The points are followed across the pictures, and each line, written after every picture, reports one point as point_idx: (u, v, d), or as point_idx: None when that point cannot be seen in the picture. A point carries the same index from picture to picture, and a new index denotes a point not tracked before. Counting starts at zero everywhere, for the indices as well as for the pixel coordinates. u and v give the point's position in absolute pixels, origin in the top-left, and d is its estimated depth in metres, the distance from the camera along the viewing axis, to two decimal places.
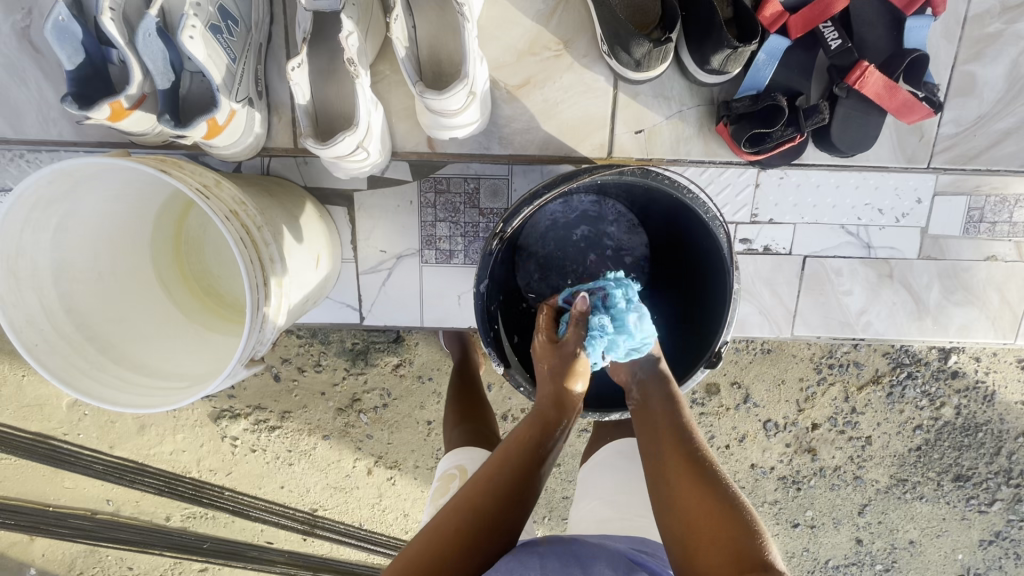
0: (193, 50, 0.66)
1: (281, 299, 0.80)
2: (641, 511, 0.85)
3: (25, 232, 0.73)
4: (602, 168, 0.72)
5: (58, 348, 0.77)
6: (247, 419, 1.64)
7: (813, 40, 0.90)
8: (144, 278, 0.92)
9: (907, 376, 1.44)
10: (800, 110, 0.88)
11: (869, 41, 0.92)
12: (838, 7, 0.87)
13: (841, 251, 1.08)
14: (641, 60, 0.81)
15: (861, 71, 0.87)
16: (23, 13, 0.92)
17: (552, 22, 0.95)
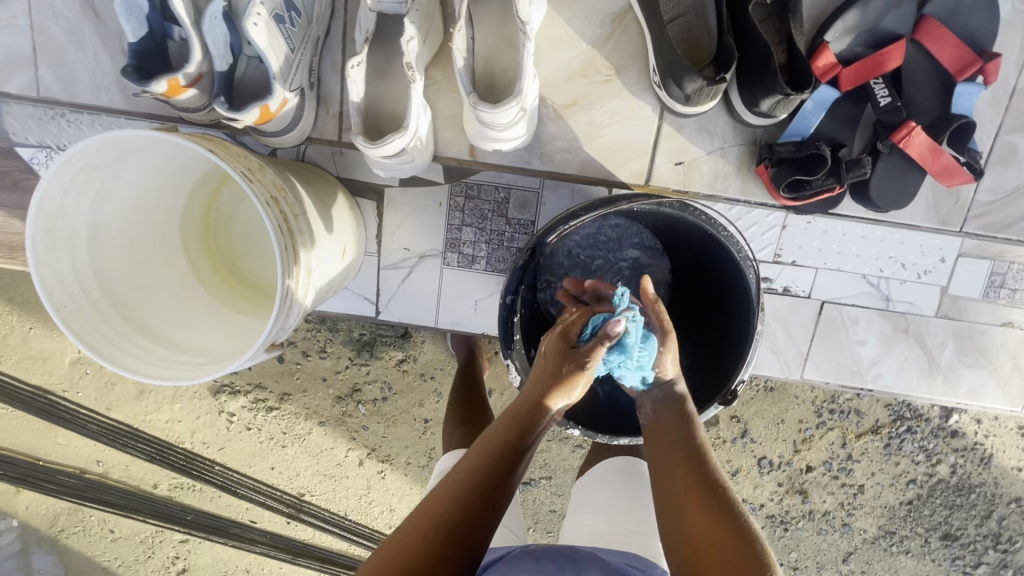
0: (255, 36, 0.67)
1: (310, 283, 0.81)
2: (635, 527, 0.85)
3: (66, 194, 0.74)
4: (641, 197, 0.73)
5: (84, 311, 0.77)
6: (246, 397, 1.68)
7: (862, 95, 0.91)
8: (168, 250, 0.93)
9: (907, 430, 1.44)
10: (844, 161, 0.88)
11: (917, 101, 0.93)
12: (891, 65, 0.88)
13: (860, 300, 1.09)
14: (692, 95, 0.81)
15: (907, 130, 0.88)
16: None
17: (607, 47, 0.96)
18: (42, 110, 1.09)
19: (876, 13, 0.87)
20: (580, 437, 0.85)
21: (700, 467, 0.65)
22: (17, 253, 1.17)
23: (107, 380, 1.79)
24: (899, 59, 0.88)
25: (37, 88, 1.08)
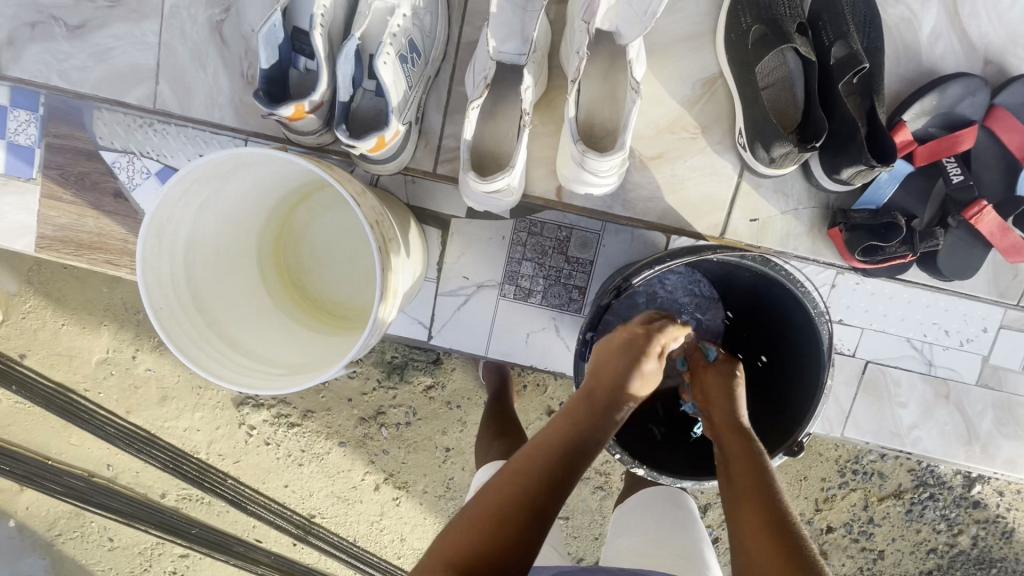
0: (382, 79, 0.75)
1: (394, 303, 0.85)
2: (682, 543, 0.84)
3: (179, 202, 0.77)
4: (725, 249, 0.77)
5: (177, 314, 0.80)
6: (270, 411, 1.69)
7: (934, 170, 0.96)
8: (245, 262, 0.96)
9: (929, 497, 1.44)
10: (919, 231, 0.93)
11: (984, 181, 0.97)
12: (965, 146, 0.92)
13: (903, 362, 1.11)
14: (777, 159, 0.86)
15: (979, 208, 0.92)
16: (221, 10, 1.12)
17: (695, 108, 0.99)
18: (134, 118, 1.15)
19: (952, 98, 0.91)
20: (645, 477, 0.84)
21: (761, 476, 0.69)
22: (85, 250, 1.20)
23: (132, 382, 1.81)
24: (972, 140, 0.92)
25: (151, 101, 1.15)
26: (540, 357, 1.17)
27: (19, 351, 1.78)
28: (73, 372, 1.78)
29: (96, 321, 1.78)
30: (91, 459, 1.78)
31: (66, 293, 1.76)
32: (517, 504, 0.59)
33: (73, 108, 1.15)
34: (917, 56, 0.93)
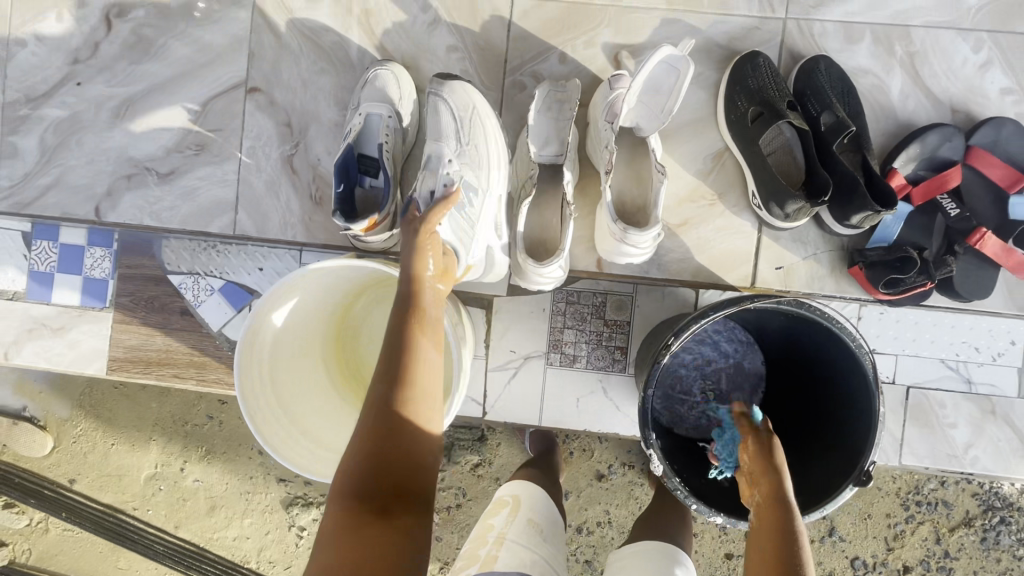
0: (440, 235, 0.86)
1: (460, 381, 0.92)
2: None
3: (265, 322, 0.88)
4: (762, 297, 0.84)
5: (262, 411, 0.89)
6: (318, 508, 1.79)
7: (931, 207, 1.05)
8: (315, 364, 1.04)
9: (1001, 521, 1.49)
10: (932, 260, 1.00)
11: (979, 210, 1.05)
12: (953, 183, 1.02)
13: (943, 383, 1.15)
14: (791, 213, 0.96)
15: (980, 235, 1.01)
16: (292, 146, 1.19)
17: (710, 177, 1.09)
18: (199, 242, 1.26)
19: (933, 145, 1.02)
20: (722, 524, 0.85)
21: (781, 551, 0.69)
22: (153, 367, 1.28)
23: (179, 496, 1.84)
24: (958, 177, 1.01)
25: (210, 227, 1.25)
26: (592, 421, 1.20)
27: (69, 478, 1.86)
28: (122, 492, 1.85)
29: (144, 438, 1.85)
30: None
31: (117, 413, 1.85)
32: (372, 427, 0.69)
33: (144, 240, 1.27)
34: (896, 110, 1.05)
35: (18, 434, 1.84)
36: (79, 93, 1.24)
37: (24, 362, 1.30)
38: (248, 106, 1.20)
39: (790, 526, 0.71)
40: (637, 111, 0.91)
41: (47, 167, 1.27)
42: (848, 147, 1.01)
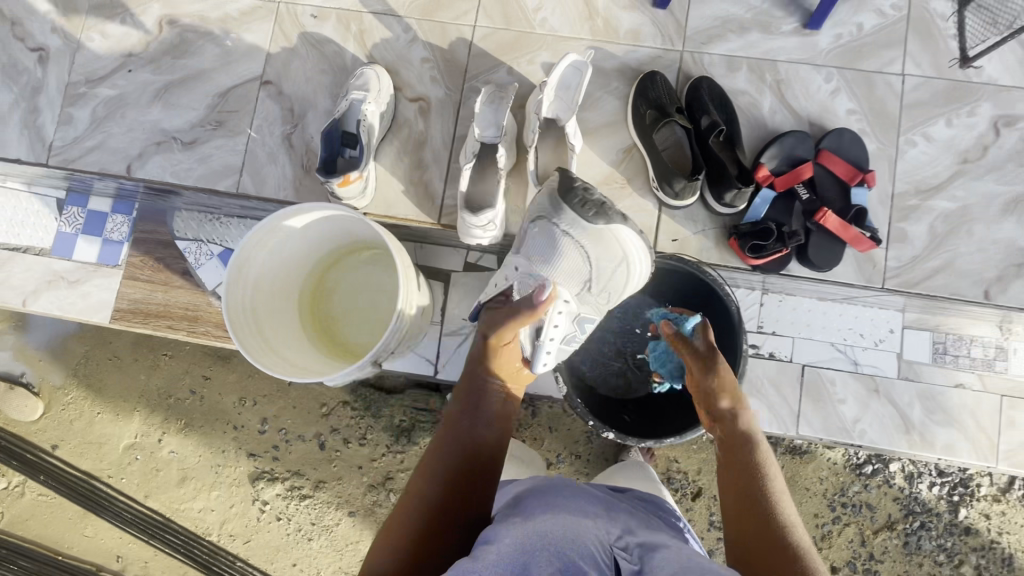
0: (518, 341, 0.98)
1: (414, 302, 1.13)
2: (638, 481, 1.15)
3: (254, 266, 1.08)
4: (648, 258, 1.06)
5: (240, 329, 1.05)
6: (282, 484, 1.89)
7: (788, 194, 1.10)
8: (291, 315, 1.23)
9: (921, 526, 1.73)
10: (784, 231, 1.05)
11: (823, 194, 1.09)
12: (806, 174, 1.06)
13: (833, 363, 1.33)
14: (679, 192, 1.07)
15: (821, 212, 1.04)
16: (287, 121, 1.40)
17: (622, 165, 1.15)
18: (208, 214, 1.49)
19: (791, 142, 1.09)
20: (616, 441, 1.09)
21: (755, 498, 0.84)
22: (151, 318, 1.47)
23: (153, 467, 1.95)
24: (809, 169, 1.06)
25: (217, 200, 1.48)
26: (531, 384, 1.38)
27: (52, 444, 1.98)
28: (101, 460, 1.96)
29: (129, 409, 1.98)
30: (103, 551, 1.94)
31: (107, 384, 1.99)
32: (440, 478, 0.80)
33: (163, 212, 1.49)
34: (766, 123, 1.13)
35: (11, 398, 1.97)
36: (127, 77, 1.47)
37: (39, 309, 1.49)
38: (261, 95, 1.43)
39: (756, 476, 0.87)
40: (555, 103, 1.06)
41: (95, 131, 1.48)
42: (723, 142, 1.09)
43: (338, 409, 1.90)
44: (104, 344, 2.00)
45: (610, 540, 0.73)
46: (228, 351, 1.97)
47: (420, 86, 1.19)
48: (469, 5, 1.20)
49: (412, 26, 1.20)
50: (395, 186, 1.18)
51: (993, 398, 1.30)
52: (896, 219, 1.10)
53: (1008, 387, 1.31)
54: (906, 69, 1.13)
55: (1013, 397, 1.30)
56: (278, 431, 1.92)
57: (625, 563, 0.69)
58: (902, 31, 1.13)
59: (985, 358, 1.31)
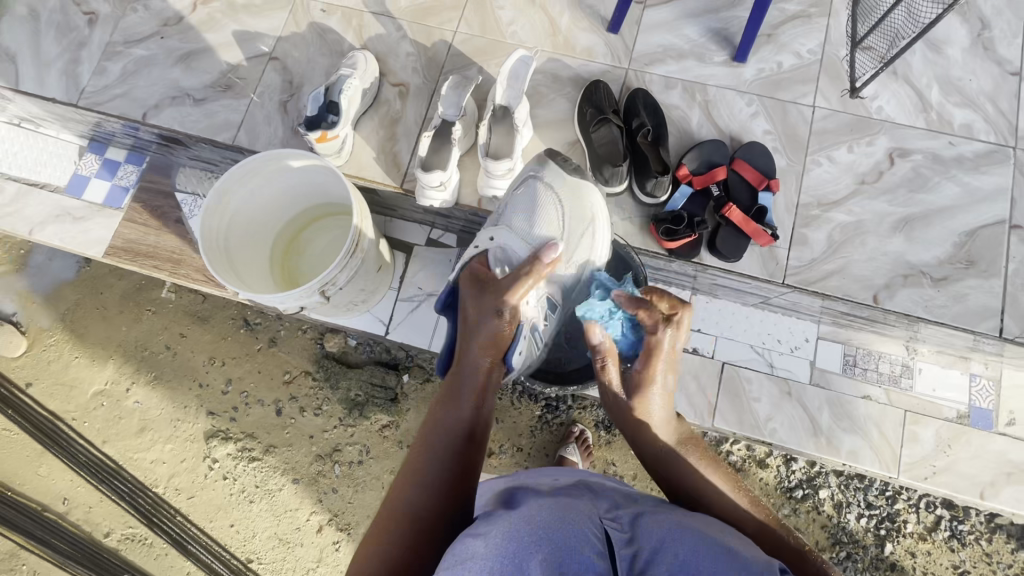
0: (524, 310, 1.02)
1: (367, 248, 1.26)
2: None
3: (232, 207, 1.22)
4: None
5: (209, 250, 1.17)
6: (234, 445, 1.95)
7: (705, 192, 1.25)
8: (260, 260, 1.37)
9: (847, 556, 1.75)
10: (694, 219, 1.20)
11: (734, 195, 1.25)
12: (720, 175, 1.22)
13: (751, 363, 1.43)
14: (608, 177, 1.22)
15: (727, 207, 1.19)
16: None
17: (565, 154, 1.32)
18: (209, 173, 1.67)
19: (709, 149, 1.26)
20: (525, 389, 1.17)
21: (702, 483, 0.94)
22: (140, 257, 1.62)
23: (116, 414, 2.02)
24: (723, 171, 1.22)
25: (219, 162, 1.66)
26: None
27: (27, 381, 2.07)
28: (68, 402, 2.04)
29: (104, 356, 2.08)
30: (51, 492, 1.98)
31: (89, 331, 2.10)
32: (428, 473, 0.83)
33: (170, 167, 1.68)
34: (694, 134, 1.31)
35: None
36: None
37: (43, 239, 1.65)
38: None
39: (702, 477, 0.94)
40: (507, 91, 1.23)
41: None
42: (651, 143, 1.26)
43: (299, 378, 1.99)
44: (95, 293, 2.14)
45: (601, 518, 0.77)
46: (207, 313, 2.08)
47: (403, 75, 1.40)
48: (454, 14, 1.42)
49: (404, 26, 1.43)
50: (368, 152, 1.35)
51: (898, 412, 1.38)
52: (799, 224, 1.25)
53: (913, 404, 1.38)
54: (816, 102, 1.31)
55: (917, 414, 1.38)
56: (240, 393, 2.00)
57: (614, 533, 0.72)
58: (815, 72, 1.33)
59: (891, 373, 1.40)
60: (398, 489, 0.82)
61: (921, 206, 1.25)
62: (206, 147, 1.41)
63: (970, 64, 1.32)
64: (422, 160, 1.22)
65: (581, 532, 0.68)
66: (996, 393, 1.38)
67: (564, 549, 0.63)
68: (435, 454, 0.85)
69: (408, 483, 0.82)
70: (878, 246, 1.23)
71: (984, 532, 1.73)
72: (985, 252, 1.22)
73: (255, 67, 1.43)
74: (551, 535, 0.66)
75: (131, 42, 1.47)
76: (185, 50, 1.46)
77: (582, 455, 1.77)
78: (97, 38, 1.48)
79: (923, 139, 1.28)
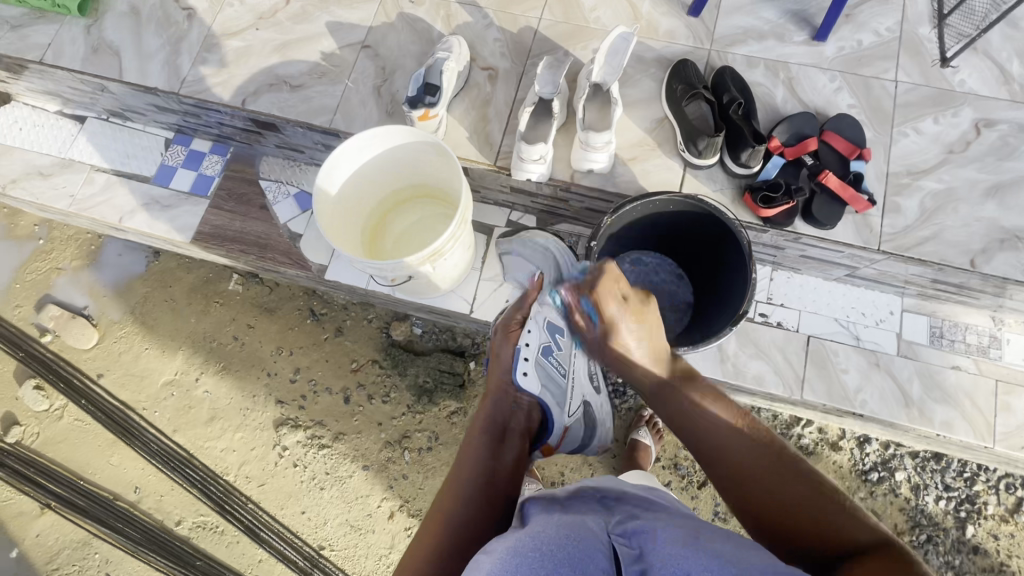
0: (523, 335, 1.16)
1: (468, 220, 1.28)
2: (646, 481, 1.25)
3: (337, 182, 1.25)
4: (673, 194, 1.20)
5: (321, 221, 1.21)
6: (304, 432, 1.97)
7: (796, 163, 1.29)
8: (355, 238, 1.40)
9: (928, 539, 1.72)
10: (790, 186, 1.23)
11: (826, 164, 1.28)
12: (812, 145, 1.26)
13: (836, 337, 1.44)
14: (703, 149, 1.26)
15: (822, 174, 1.23)
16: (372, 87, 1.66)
17: (653, 130, 1.36)
18: (291, 162, 1.73)
19: (797, 122, 1.30)
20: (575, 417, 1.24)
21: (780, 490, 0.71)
22: (227, 242, 1.67)
23: (187, 404, 2.05)
24: (815, 142, 1.26)
25: (301, 150, 1.72)
26: None
27: (98, 372, 2.11)
28: (139, 392, 2.08)
29: (174, 347, 2.11)
30: (123, 481, 2.00)
31: (159, 323, 2.14)
32: (468, 471, 0.97)
33: (254, 157, 1.74)
34: (779, 109, 1.35)
35: (71, 326, 2.13)
36: None
37: (132, 226, 1.70)
38: None
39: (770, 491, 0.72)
40: (603, 68, 1.28)
41: None
42: (742, 116, 1.29)
43: (367, 365, 2.01)
44: (164, 287, 2.18)
45: (608, 529, 0.72)
46: (273, 303, 2.12)
47: (491, 59, 1.46)
48: (538, 2, 1.48)
49: (490, 15, 1.49)
50: (461, 131, 1.41)
51: (989, 382, 1.38)
52: (891, 193, 1.27)
53: (1004, 374, 1.39)
54: (898, 77, 1.35)
55: (1009, 383, 1.38)
56: (308, 381, 2.03)
57: (622, 548, 0.66)
58: (895, 48, 1.37)
59: (979, 344, 1.41)
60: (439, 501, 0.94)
61: (1010, 174, 1.27)
62: (301, 131, 1.46)
63: None
64: (522, 134, 1.27)
65: (585, 548, 0.63)
66: None
67: (565, 564, 0.60)
68: (471, 467, 0.97)
69: (447, 496, 0.94)
70: (971, 212, 1.25)
71: None
72: None
73: (348, 55, 1.49)
74: (552, 548, 0.62)
75: (228, 34, 1.54)
76: (279, 41, 1.52)
77: (654, 437, 1.76)
78: (195, 31, 1.56)
79: (1007, 110, 1.31)
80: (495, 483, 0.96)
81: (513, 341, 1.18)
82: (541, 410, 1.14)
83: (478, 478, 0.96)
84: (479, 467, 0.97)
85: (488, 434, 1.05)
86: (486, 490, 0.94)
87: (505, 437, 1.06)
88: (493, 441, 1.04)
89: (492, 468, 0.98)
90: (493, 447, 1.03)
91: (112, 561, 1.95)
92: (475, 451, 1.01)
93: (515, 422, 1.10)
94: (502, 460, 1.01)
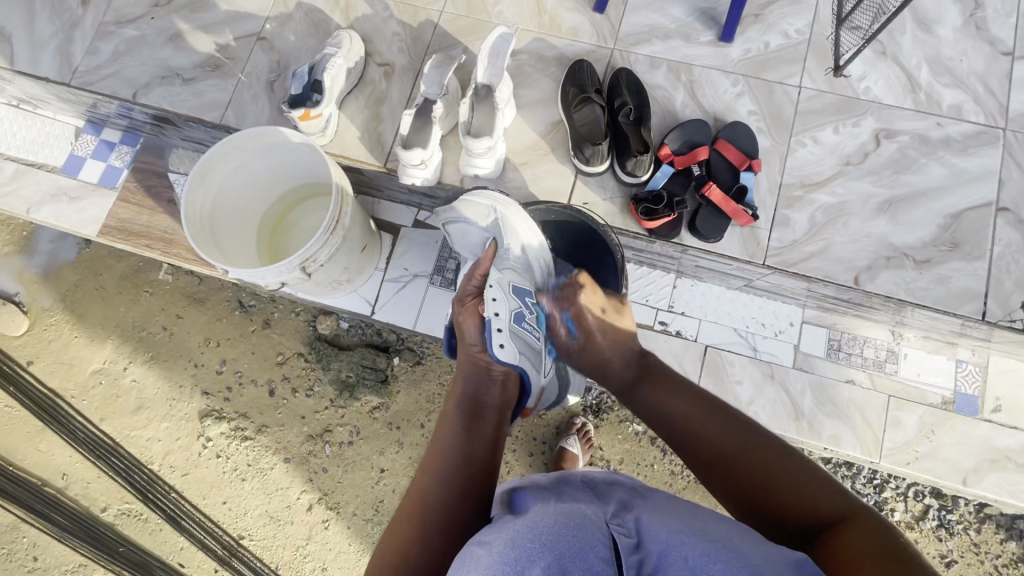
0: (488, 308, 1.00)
1: (349, 223, 1.25)
2: None
3: (212, 184, 1.22)
4: (549, 203, 1.16)
5: (192, 223, 1.18)
6: (228, 424, 1.98)
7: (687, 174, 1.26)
8: (246, 241, 1.37)
9: None
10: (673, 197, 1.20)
11: (716, 175, 1.26)
12: (702, 155, 1.23)
13: (734, 347, 1.42)
14: (589, 156, 1.23)
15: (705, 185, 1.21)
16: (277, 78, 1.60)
17: (547, 134, 1.32)
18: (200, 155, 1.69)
19: (689, 129, 1.27)
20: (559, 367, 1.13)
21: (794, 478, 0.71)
22: (133, 236, 1.65)
23: (114, 393, 2.06)
24: (705, 151, 1.23)
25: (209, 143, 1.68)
26: None
27: (28, 359, 2.11)
28: (68, 380, 2.08)
29: (103, 336, 2.10)
30: (51, 468, 2.04)
31: (88, 310, 2.13)
32: (448, 458, 0.84)
33: (164, 149, 1.70)
34: (676, 114, 1.31)
35: None
36: None
37: (39, 218, 1.68)
38: None
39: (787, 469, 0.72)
40: (488, 70, 1.23)
41: None
42: (633, 122, 1.26)
43: (292, 356, 2.00)
44: (93, 275, 2.16)
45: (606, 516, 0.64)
46: (202, 293, 2.10)
47: (388, 54, 1.41)
48: None
49: (390, 6, 1.43)
50: (352, 131, 1.37)
51: (882, 398, 1.37)
52: (781, 206, 1.24)
53: (897, 389, 1.37)
54: (803, 83, 1.30)
55: (901, 399, 1.37)
56: (234, 372, 2.02)
57: (620, 537, 0.60)
58: (803, 52, 1.31)
59: (876, 359, 1.39)
60: (413, 486, 0.83)
61: (906, 189, 1.23)
62: (194, 126, 1.42)
63: (961, 43, 1.29)
64: (403, 138, 1.22)
65: (585, 539, 0.57)
66: (983, 379, 1.36)
67: (563, 559, 0.53)
68: (446, 455, 0.84)
69: (423, 476, 0.83)
70: (861, 228, 1.22)
71: (973, 522, 1.71)
72: (970, 235, 1.20)
73: (243, 48, 1.44)
74: (550, 542, 0.55)
75: (123, 22, 1.49)
76: (175, 31, 1.47)
77: (582, 447, 1.65)
78: (90, 19, 1.50)
79: (911, 120, 1.26)
80: (482, 477, 0.83)
81: (473, 314, 1.03)
82: (519, 377, 1.00)
83: (459, 466, 0.83)
84: (460, 456, 0.84)
85: (467, 415, 0.91)
86: (472, 482, 0.81)
87: (487, 414, 0.93)
88: (474, 418, 0.91)
89: (470, 457, 0.84)
90: (473, 424, 0.90)
91: (41, 545, 2.00)
92: (447, 436, 0.87)
93: (497, 397, 0.96)
94: (482, 441, 0.88)
